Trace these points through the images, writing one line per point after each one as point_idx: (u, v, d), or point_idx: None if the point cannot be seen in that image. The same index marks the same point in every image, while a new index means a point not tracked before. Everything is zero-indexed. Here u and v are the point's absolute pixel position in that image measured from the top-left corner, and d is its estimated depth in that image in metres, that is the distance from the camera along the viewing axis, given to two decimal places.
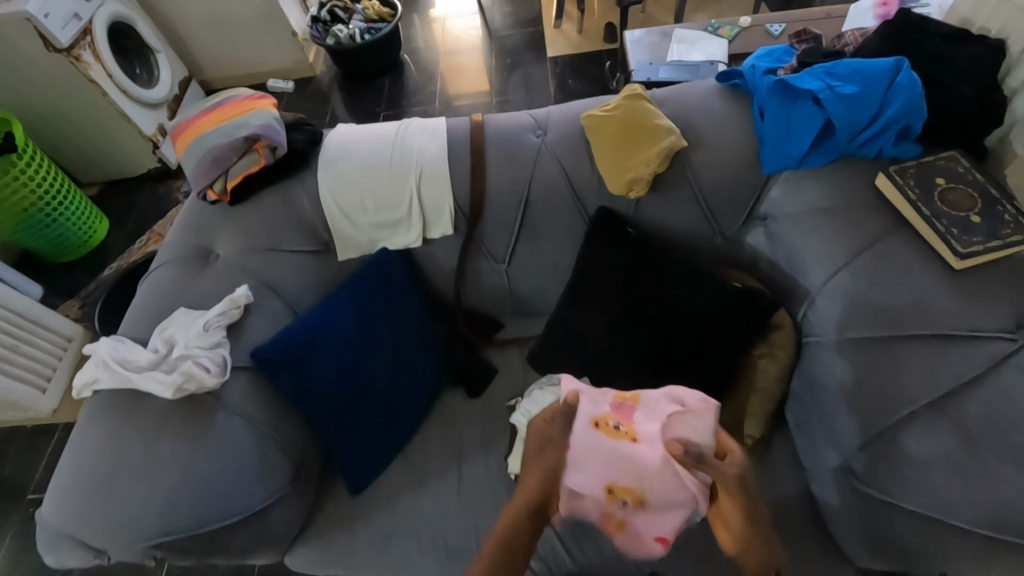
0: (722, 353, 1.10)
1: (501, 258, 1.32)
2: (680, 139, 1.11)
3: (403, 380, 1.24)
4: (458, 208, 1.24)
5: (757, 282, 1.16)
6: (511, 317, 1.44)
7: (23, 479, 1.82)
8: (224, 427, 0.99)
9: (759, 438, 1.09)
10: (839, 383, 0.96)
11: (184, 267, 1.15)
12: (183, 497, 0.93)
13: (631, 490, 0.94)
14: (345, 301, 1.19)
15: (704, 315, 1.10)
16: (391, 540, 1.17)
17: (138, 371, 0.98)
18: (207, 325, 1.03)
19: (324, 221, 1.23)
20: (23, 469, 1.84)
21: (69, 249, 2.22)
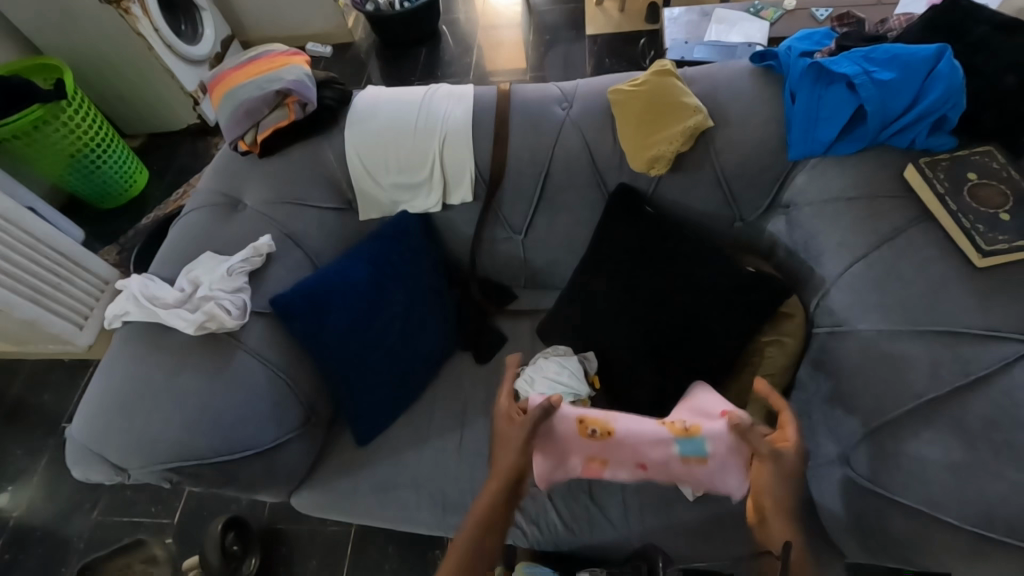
0: (727, 338, 1.10)
1: (519, 228, 1.34)
2: (706, 119, 1.10)
3: (414, 339, 1.28)
4: (478, 175, 1.26)
5: (771, 268, 1.15)
6: (524, 289, 1.46)
7: (61, 407, 1.95)
8: (242, 366, 1.05)
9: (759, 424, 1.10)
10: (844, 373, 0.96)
11: (213, 213, 1.20)
12: (200, 428, 0.98)
13: (601, 420, 1.05)
14: (364, 258, 1.23)
15: (713, 297, 1.10)
16: (391, 490, 1.23)
17: (164, 308, 1.02)
18: (231, 270, 1.07)
19: (348, 179, 1.27)
20: (61, 398, 1.97)
21: (111, 196, 2.31)
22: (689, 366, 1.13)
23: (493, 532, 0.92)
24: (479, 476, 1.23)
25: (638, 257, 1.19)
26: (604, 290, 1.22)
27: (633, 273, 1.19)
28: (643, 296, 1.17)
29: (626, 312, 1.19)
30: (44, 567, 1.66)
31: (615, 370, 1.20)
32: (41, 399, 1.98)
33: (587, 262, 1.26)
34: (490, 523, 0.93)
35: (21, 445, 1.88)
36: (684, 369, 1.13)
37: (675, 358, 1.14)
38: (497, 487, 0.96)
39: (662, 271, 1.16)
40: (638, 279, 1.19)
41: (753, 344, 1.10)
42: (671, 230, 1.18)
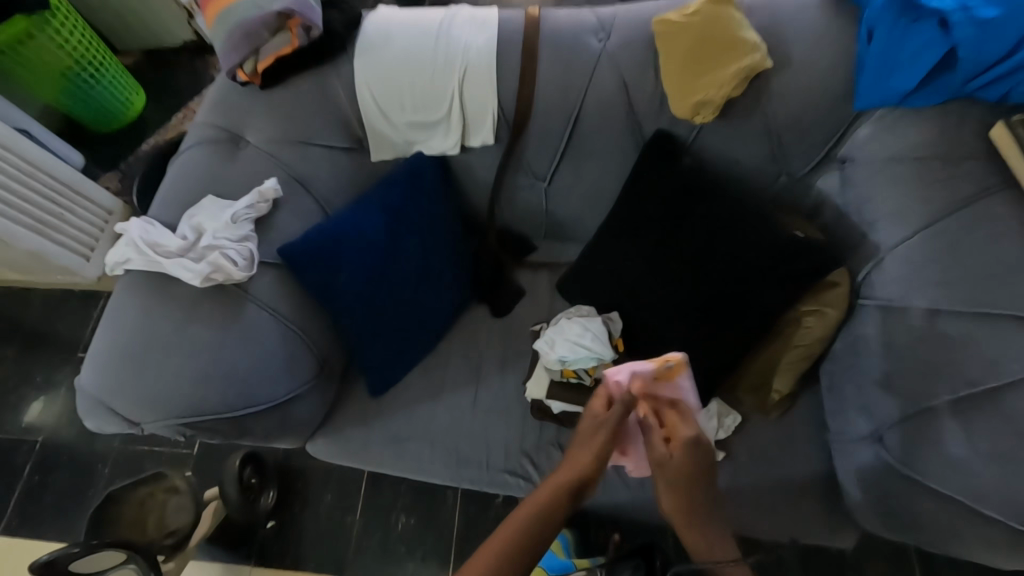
0: (761, 307, 1.04)
1: (543, 175, 1.24)
2: (765, 59, 0.97)
3: (429, 291, 1.22)
4: (501, 115, 1.15)
5: (820, 234, 1.05)
6: (544, 239, 1.39)
7: (76, 336, 1.95)
8: (253, 320, 1.00)
9: (785, 394, 1.10)
10: (888, 351, 0.91)
11: (213, 150, 1.10)
12: (213, 383, 0.95)
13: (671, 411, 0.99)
14: (376, 205, 1.15)
15: (750, 264, 1.04)
16: (404, 443, 1.22)
17: (167, 257, 0.96)
18: (236, 217, 1.00)
19: (360, 116, 1.16)
20: (74, 328, 1.97)
21: (109, 119, 2.19)
22: (717, 334, 1.08)
23: (552, 526, 0.92)
24: (494, 430, 1.22)
25: (671, 216, 1.11)
26: (632, 248, 1.15)
27: (667, 233, 1.12)
28: (674, 258, 1.11)
29: (654, 274, 1.12)
30: (71, 488, 1.73)
31: (638, 331, 1.15)
32: (56, 328, 1.97)
33: (614, 215, 1.17)
34: (544, 518, 0.91)
35: (40, 372, 1.91)
36: (712, 337, 1.08)
37: (703, 325, 1.08)
38: (564, 482, 0.95)
39: (699, 233, 1.09)
40: (671, 239, 1.11)
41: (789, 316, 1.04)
42: (711, 189, 1.09)
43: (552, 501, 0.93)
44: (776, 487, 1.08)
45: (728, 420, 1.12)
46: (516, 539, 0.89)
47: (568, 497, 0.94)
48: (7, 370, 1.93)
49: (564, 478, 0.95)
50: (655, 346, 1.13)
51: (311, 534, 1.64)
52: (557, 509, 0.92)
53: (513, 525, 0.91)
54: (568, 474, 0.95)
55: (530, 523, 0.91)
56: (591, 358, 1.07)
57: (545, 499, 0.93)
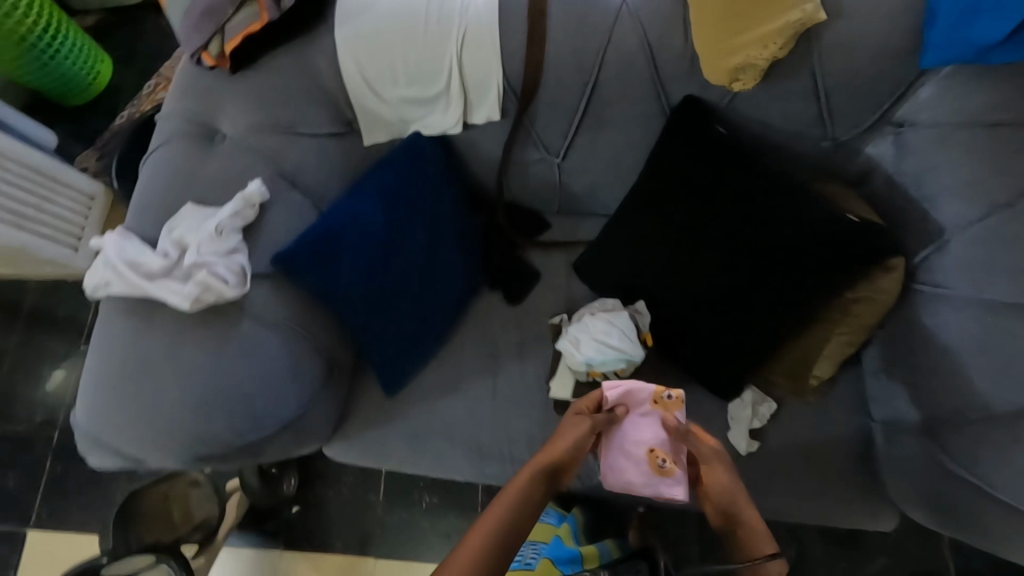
0: (803, 295, 0.95)
1: (556, 149, 1.12)
2: (817, 11, 0.83)
3: (439, 284, 1.14)
4: (507, 86, 1.01)
5: (875, 217, 0.94)
6: (559, 216, 1.28)
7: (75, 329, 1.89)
8: (251, 340, 0.92)
9: (826, 377, 1.03)
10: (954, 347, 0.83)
11: (187, 146, 0.97)
12: (217, 412, 0.89)
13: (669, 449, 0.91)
14: (374, 196, 1.04)
15: (791, 248, 0.95)
16: (424, 440, 1.18)
17: (150, 278, 0.87)
18: (220, 228, 0.90)
19: (347, 94, 1.02)
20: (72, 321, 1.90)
21: (77, 91, 2.01)
22: (753, 322, 1.00)
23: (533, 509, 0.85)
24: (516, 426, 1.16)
25: (702, 192, 1.00)
26: (658, 228, 1.04)
27: (697, 211, 1.01)
28: (706, 240, 1.01)
29: (683, 257, 1.03)
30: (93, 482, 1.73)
31: (667, 319, 1.06)
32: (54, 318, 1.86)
33: (637, 192, 1.06)
34: (522, 508, 0.83)
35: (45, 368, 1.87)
36: (747, 326, 1.00)
37: (737, 312, 1.00)
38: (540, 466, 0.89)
39: (734, 211, 0.98)
40: (702, 219, 1.01)
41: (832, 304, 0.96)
42: (748, 162, 0.98)
43: (529, 492, 0.85)
44: (813, 475, 1.05)
45: (763, 409, 1.07)
46: (497, 531, 0.79)
47: (548, 481, 0.89)
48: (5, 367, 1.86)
49: (538, 465, 0.89)
50: (683, 336, 1.06)
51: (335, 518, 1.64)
52: (535, 493, 0.86)
53: (493, 517, 0.80)
54: (544, 458, 0.90)
55: (511, 510, 0.82)
56: (621, 358, 1.02)
57: (523, 487, 0.85)
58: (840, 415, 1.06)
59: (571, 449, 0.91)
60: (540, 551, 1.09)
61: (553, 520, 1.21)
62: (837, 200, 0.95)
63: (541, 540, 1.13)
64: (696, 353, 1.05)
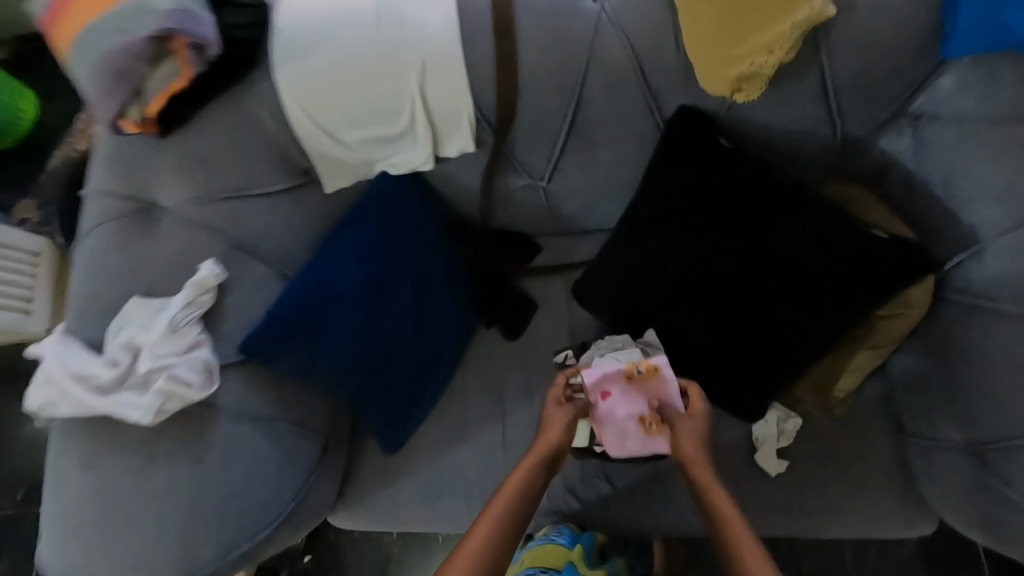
0: (825, 313, 0.89)
1: (540, 173, 1.01)
2: (824, 6, 0.73)
3: (429, 334, 1.04)
4: (480, 115, 0.90)
5: (895, 223, 0.88)
6: (549, 237, 1.18)
7: None
8: (230, 438, 0.83)
9: (851, 390, 0.98)
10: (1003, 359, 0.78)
11: (122, 229, 0.84)
12: (201, 528, 0.79)
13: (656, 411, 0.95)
14: (346, 254, 0.94)
15: (807, 264, 0.89)
16: (435, 499, 1.10)
17: (101, 393, 0.76)
18: (174, 324, 0.78)
19: (298, 142, 0.90)
20: None
21: None
22: (773, 343, 0.93)
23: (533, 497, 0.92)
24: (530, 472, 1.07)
25: (705, 211, 0.93)
26: (660, 250, 0.96)
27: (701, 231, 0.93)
28: (714, 260, 0.93)
29: (691, 280, 0.95)
30: None
31: (678, 347, 0.99)
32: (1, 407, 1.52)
33: (634, 215, 0.97)
34: (520, 505, 0.90)
35: None
36: (767, 347, 0.94)
37: (755, 335, 0.94)
38: (535, 461, 0.93)
39: (741, 228, 0.91)
40: (708, 238, 0.93)
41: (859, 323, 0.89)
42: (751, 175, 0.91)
43: (528, 484, 0.91)
44: (847, 489, 1.00)
45: (790, 426, 1.01)
46: (501, 523, 0.87)
47: (547, 467, 0.94)
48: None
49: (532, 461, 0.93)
50: (697, 362, 0.99)
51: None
52: (533, 485, 0.92)
53: (494, 515, 0.88)
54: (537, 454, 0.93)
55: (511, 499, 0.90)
56: None
57: (521, 482, 0.91)
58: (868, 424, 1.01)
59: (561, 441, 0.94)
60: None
61: (566, 542, 1.09)
62: (851, 208, 0.89)
63: (554, 572, 1.06)
64: (712, 379, 0.99)
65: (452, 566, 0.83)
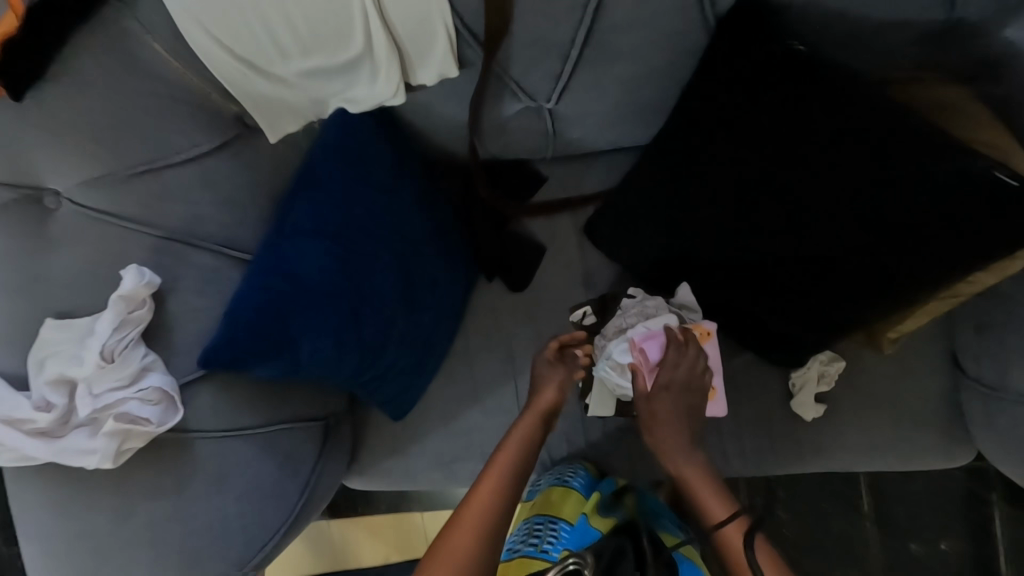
0: (901, 267, 0.73)
1: (545, 95, 0.78)
2: None
3: (427, 305, 0.88)
4: (461, 23, 0.66)
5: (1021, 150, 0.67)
6: (555, 164, 0.97)
7: None
8: (214, 455, 0.72)
9: (902, 333, 0.87)
10: None
11: (11, 227, 0.65)
12: (201, 556, 0.71)
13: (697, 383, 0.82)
14: (312, 226, 0.75)
15: (891, 208, 0.70)
16: (451, 462, 1.04)
17: (44, 440, 0.63)
18: (110, 350, 0.63)
19: (223, 80, 0.68)
20: None
21: None
22: (830, 298, 0.79)
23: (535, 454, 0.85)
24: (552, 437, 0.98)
25: (763, 138, 0.73)
26: (702, 189, 0.78)
27: (755, 164, 0.74)
28: (768, 202, 0.75)
29: (737, 226, 0.78)
30: None
31: (716, 297, 0.87)
32: None
33: (670, 142, 0.78)
34: (524, 459, 0.83)
35: None
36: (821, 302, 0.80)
37: (810, 289, 0.79)
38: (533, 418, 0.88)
39: (808, 161, 0.72)
40: (763, 173, 0.74)
41: (951, 274, 0.73)
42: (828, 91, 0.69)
43: (530, 438, 0.85)
44: (891, 429, 0.94)
45: (833, 369, 0.92)
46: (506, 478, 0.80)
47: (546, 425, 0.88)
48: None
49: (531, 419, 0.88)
50: (735, 314, 0.87)
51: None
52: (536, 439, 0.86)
53: (495, 476, 0.81)
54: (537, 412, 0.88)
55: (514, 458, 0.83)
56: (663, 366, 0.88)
57: (521, 439, 0.85)
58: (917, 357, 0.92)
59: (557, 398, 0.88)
60: (560, 537, 0.92)
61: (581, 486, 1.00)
62: (965, 134, 0.68)
63: (563, 520, 0.95)
64: (750, 328, 0.89)
65: (464, 520, 0.75)
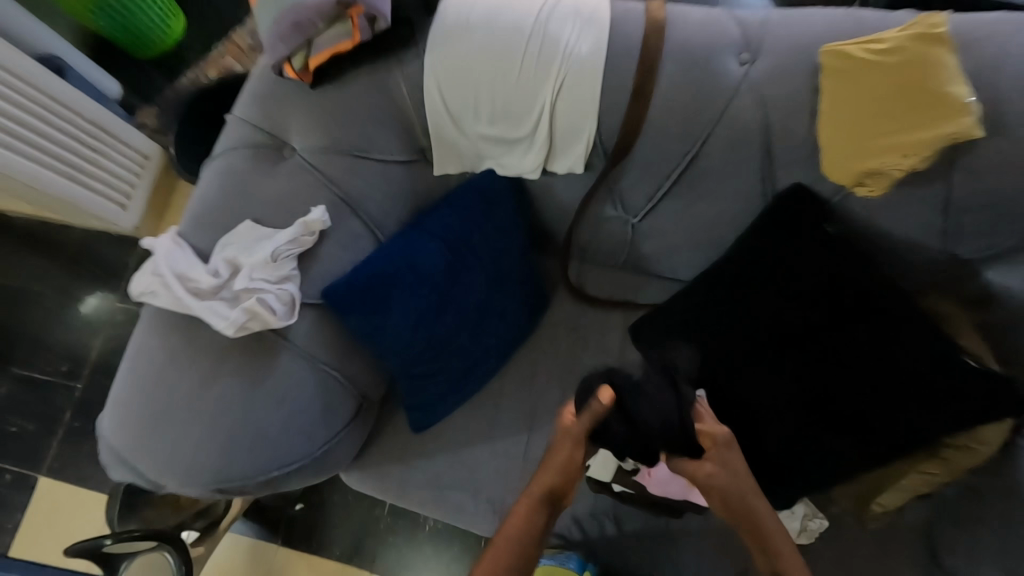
0: (910, 424, 0.85)
1: (634, 211, 1.03)
2: (976, 126, 0.71)
3: (487, 334, 1.07)
4: (598, 141, 0.92)
5: (987, 356, 0.86)
6: (620, 269, 1.20)
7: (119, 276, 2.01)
8: (291, 369, 0.87)
9: (890, 507, 0.94)
10: None
11: (253, 156, 0.92)
12: (240, 442, 0.83)
13: None
14: (435, 236, 0.98)
15: (903, 368, 0.86)
16: (445, 488, 1.12)
17: (195, 296, 0.82)
18: (276, 254, 0.84)
19: (426, 122, 0.96)
20: None
21: (148, 45, 1.91)
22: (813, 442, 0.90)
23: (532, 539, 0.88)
24: None
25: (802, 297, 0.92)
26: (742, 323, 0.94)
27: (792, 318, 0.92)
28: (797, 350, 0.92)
29: (768, 365, 0.92)
30: None
31: (740, 426, 0.92)
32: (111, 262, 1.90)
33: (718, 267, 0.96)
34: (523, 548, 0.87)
35: None
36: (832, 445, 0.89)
37: (822, 430, 0.90)
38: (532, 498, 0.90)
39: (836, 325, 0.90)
40: (794, 327, 0.92)
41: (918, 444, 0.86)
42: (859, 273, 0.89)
43: (531, 521, 0.89)
44: None
45: (815, 525, 0.96)
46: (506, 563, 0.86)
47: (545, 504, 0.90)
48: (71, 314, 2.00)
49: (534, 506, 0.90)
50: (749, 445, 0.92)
51: (347, 512, 1.73)
52: (532, 521, 0.89)
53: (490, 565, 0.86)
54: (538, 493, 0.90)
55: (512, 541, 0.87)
56: None
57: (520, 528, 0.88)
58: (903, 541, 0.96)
59: (565, 477, 0.89)
60: None
61: (575, 566, 1.07)
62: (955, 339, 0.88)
63: None
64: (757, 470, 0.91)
65: None
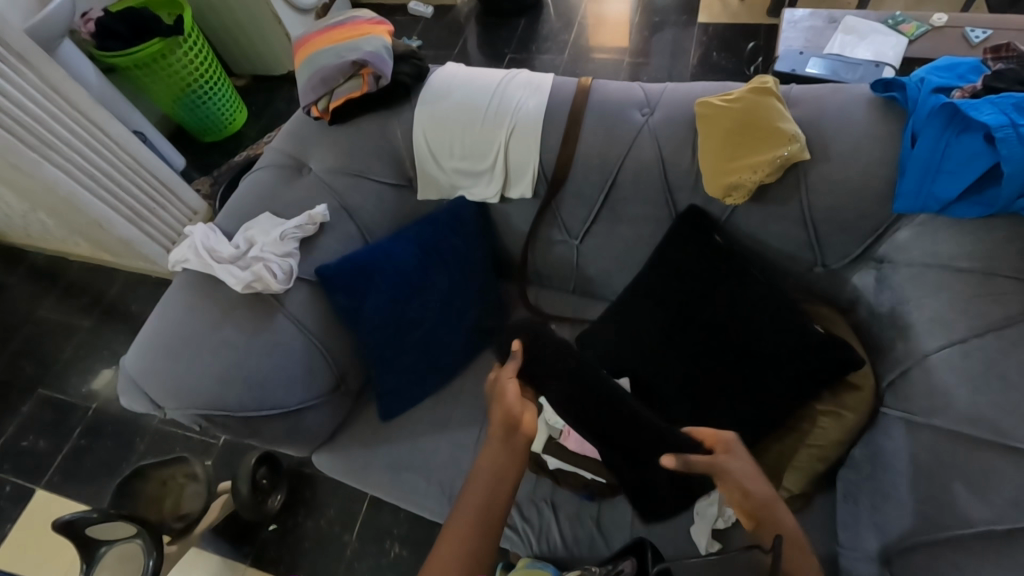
0: (785, 388, 0.98)
1: (576, 233, 1.25)
2: (803, 150, 0.96)
3: (450, 331, 1.24)
4: (541, 172, 1.18)
5: (858, 345, 1.02)
6: (573, 293, 1.39)
7: (127, 305, 2.13)
8: (280, 327, 1.09)
9: (797, 493, 1.00)
10: (919, 479, 0.84)
11: (280, 173, 1.22)
12: (232, 383, 1.04)
13: None
14: (411, 240, 1.20)
15: (780, 342, 1.00)
16: (402, 471, 1.22)
17: (218, 262, 1.07)
18: (284, 235, 1.10)
19: (412, 157, 1.23)
20: (131, 297, 2.15)
21: (214, 131, 2.37)
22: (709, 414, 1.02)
23: (503, 491, 0.90)
24: None
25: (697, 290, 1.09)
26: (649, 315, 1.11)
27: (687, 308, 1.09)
28: (690, 331, 1.07)
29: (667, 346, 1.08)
30: (108, 458, 1.83)
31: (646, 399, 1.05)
32: (144, 294, 2.15)
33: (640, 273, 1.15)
34: (491, 498, 0.89)
35: (81, 334, 2.09)
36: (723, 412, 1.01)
37: (723, 392, 1.02)
38: (493, 441, 0.92)
39: (723, 310, 1.06)
40: (691, 314, 1.08)
41: (796, 404, 0.99)
42: (745, 271, 1.07)
43: (497, 468, 0.90)
44: None
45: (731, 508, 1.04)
46: (479, 512, 0.88)
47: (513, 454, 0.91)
48: (77, 340, 2.08)
49: (497, 449, 0.91)
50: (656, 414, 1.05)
51: (318, 542, 1.64)
52: (494, 461, 0.91)
53: (456, 529, 0.86)
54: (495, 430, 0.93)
55: (484, 494, 0.89)
56: None
57: (484, 473, 0.90)
58: (818, 533, 1.02)
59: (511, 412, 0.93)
60: None
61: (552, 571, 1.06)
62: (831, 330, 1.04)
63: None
64: None
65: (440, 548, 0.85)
